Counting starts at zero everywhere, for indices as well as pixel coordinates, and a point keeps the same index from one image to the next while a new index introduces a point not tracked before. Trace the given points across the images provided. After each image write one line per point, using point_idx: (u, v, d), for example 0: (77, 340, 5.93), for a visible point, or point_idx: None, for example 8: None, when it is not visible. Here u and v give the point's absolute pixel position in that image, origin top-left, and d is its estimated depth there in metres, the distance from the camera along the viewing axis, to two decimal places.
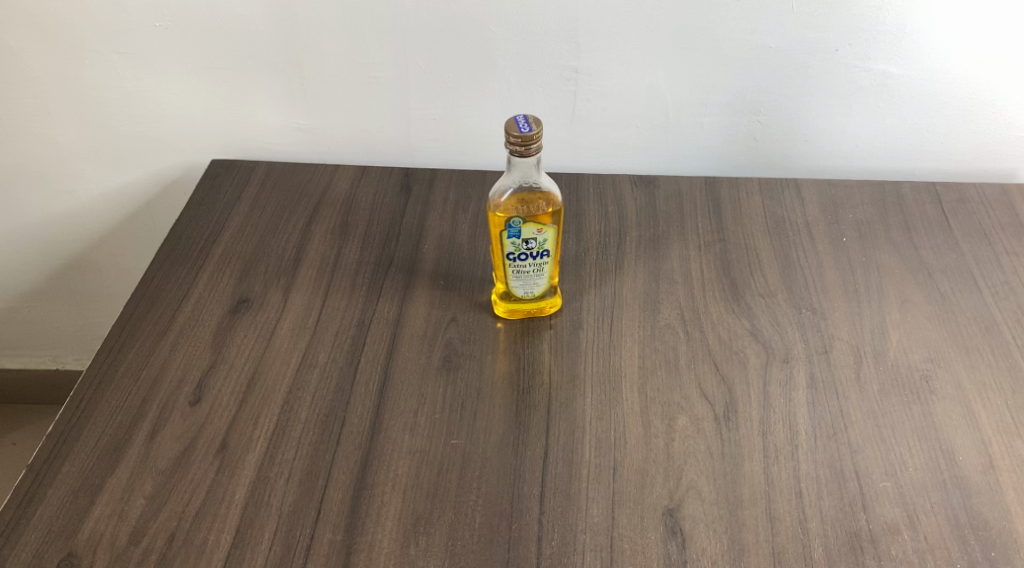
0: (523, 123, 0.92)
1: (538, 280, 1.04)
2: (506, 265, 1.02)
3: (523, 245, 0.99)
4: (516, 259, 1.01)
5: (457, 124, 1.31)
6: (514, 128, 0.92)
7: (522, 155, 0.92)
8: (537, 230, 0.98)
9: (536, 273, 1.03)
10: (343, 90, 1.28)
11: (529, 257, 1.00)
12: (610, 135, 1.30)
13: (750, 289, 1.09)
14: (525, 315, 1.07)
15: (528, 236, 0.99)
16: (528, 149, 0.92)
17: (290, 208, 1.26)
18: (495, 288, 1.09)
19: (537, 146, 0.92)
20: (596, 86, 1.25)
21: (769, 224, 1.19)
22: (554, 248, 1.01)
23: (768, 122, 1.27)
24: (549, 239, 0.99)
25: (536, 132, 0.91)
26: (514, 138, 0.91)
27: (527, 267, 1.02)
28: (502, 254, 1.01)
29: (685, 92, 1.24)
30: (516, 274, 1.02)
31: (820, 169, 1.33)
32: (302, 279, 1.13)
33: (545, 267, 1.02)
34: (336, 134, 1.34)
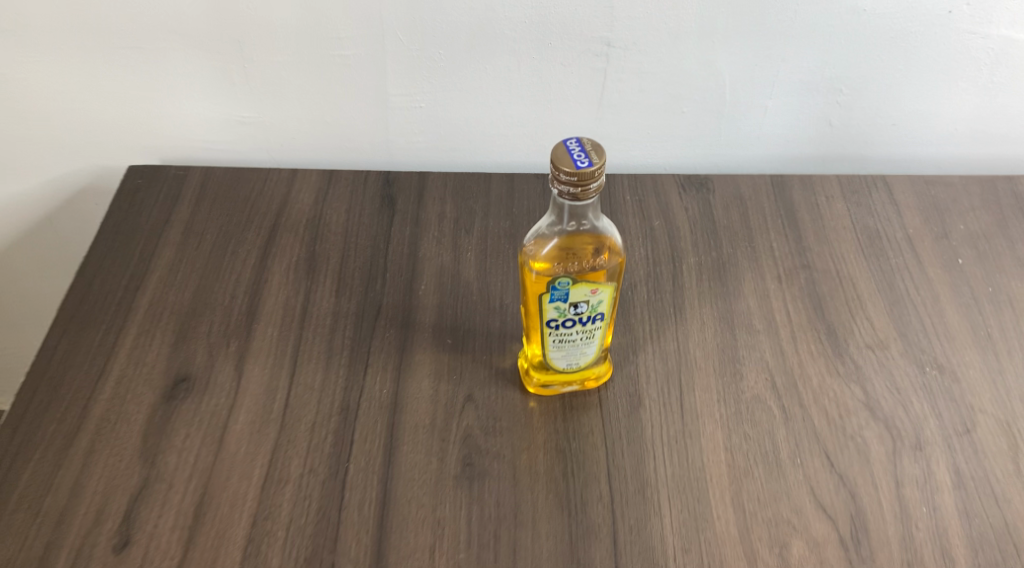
0: (577, 151, 0.64)
1: (585, 349, 0.76)
2: (544, 333, 0.75)
3: (569, 309, 0.72)
4: (557, 327, 0.74)
5: (451, 113, 1.01)
6: (564, 160, 0.64)
7: (575, 198, 0.64)
8: (591, 290, 0.71)
9: (583, 342, 0.75)
10: (300, 74, 0.97)
11: (576, 321, 0.73)
12: (647, 123, 1.02)
13: (853, 338, 0.84)
14: (565, 388, 0.81)
15: (579, 298, 0.71)
16: (583, 190, 0.64)
17: (236, 236, 0.95)
18: (524, 353, 0.82)
19: (597, 187, 0.64)
20: (633, 62, 0.95)
21: (861, 239, 0.94)
22: (609, 310, 0.74)
23: (850, 103, 1.00)
24: (604, 301, 0.72)
25: (596, 168, 0.63)
26: (565, 174, 0.63)
27: (573, 335, 0.74)
28: (539, 321, 0.74)
29: (748, 69, 0.96)
30: (556, 344, 0.75)
31: (906, 159, 1.06)
32: (260, 345, 0.85)
33: (595, 334, 0.75)
34: (291, 129, 1.03)
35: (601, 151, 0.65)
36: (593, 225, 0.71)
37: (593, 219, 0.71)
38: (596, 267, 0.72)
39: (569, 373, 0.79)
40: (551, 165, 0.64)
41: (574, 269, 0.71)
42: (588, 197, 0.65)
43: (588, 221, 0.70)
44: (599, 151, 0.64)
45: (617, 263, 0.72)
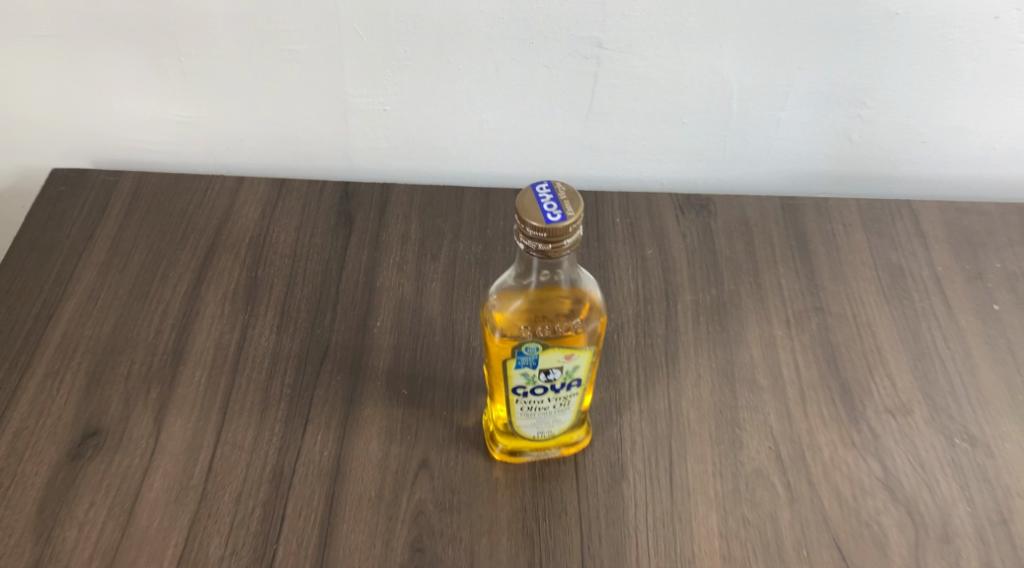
0: (548, 200, 0.53)
1: (559, 418, 0.65)
2: (510, 400, 0.63)
3: (539, 375, 0.61)
4: (526, 394, 0.62)
5: (418, 118, 0.88)
6: (532, 211, 0.53)
7: (546, 256, 0.54)
8: (565, 353, 0.59)
9: (556, 410, 0.64)
10: (244, 69, 0.84)
11: (548, 388, 0.62)
12: (642, 134, 0.89)
13: (871, 400, 0.73)
14: (538, 456, 0.69)
15: (551, 363, 0.60)
16: (554, 247, 0.53)
17: (167, 257, 0.83)
18: (489, 413, 0.70)
19: (571, 245, 0.53)
20: (628, 67, 0.83)
21: (882, 277, 0.82)
22: (587, 375, 0.63)
23: (874, 117, 0.87)
24: (581, 366, 0.61)
25: (570, 222, 0.52)
26: (532, 229, 0.52)
27: (544, 402, 0.63)
28: (504, 386, 0.62)
29: (760, 78, 0.83)
30: (524, 412, 0.64)
31: (934, 180, 0.94)
32: (184, 393, 0.73)
33: (571, 401, 0.64)
34: (236, 131, 0.90)
35: (578, 201, 0.54)
36: (569, 280, 0.59)
37: (569, 274, 0.59)
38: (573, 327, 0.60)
39: (542, 440, 0.68)
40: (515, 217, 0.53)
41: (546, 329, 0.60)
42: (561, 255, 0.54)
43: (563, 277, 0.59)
44: (575, 200, 0.53)
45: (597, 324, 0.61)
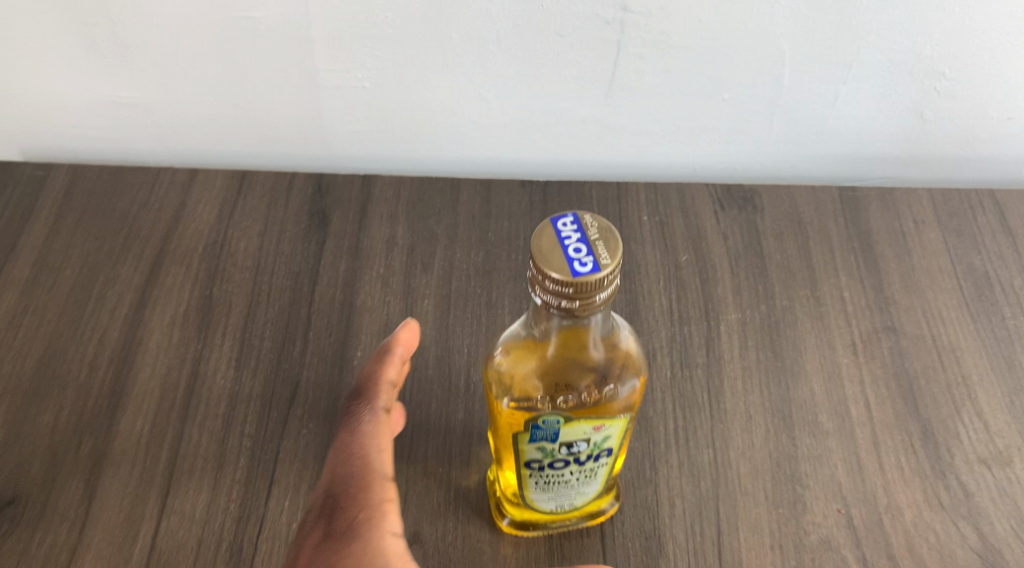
0: (574, 241, 0.41)
1: (582, 493, 0.52)
2: (521, 473, 0.50)
3: (559, 448, 0.48)
4: (542, 469, 0.49)
5: (404, 98, 0.73)
6: (554, 257, 0.40)
7: (571, 316, 0.41)
8: (594, 424, 0.47)
9: (580, 484, 0.51)
10: (191, 41, 0.69)
11: (570, 463, 0.49)
12: (673, 114, 0.74)
13: (960, 447, 0.60)
14: (558, 527, 0.57)
15: (574, 435, 0.47)
16: (582, 305, 0.40)
17: (105, 272, 0.69)
18: (495, 476, 0.57)
19: (605, 301, 0.40)
20: (659, 34, 0.67)
21: (965, 287, 0.68)
22: (620, 445, 0.50)
23: (954, 91, 0.72)
24: (613, 437, 0.48)
25: (604, 272, 0.39)
26: (554, 282, 0.40)
27: (565, 477, 0.50)
28: (514, 460, 0.50)
29: (820, 45, 0.68)
30: (540, 487, 0.51)
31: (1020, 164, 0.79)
32: (122, 448, 0.60)
33: (599, 474, 0.51)
34: (187, 115, 0.75)
35: (613, 241, 0.41)
36: (597, 335, 0.46)
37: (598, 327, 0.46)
38: (603, 393, 0.47)
39: (562, 511, 0.55)
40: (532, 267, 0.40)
41: (567, 396, 0.47)
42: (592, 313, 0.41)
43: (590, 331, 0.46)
44: (609, 241, 0.41)
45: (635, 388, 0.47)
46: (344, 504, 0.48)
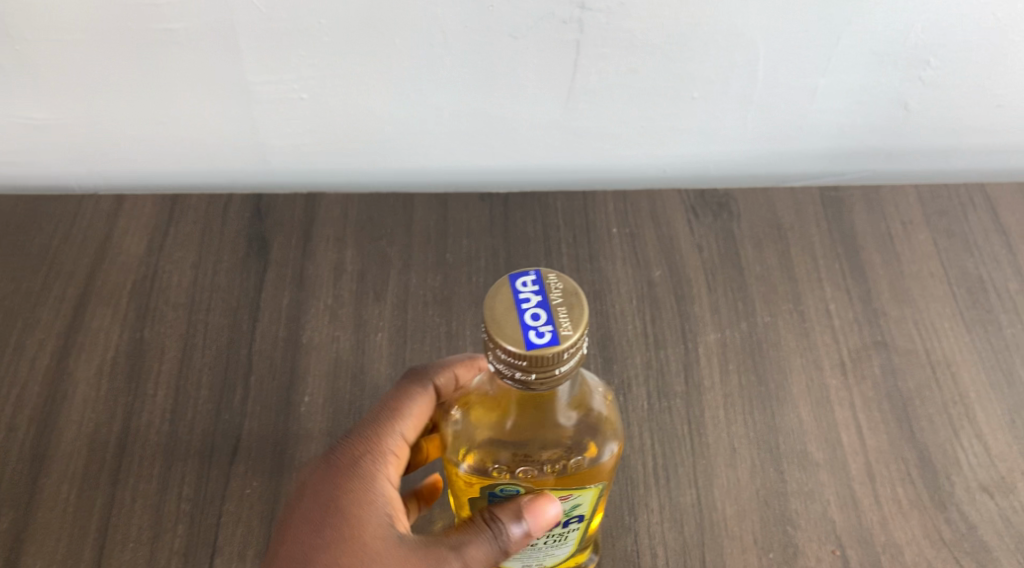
0: (533, 308, 0.38)
1: (551, 555, 0.49)
2: None
3: None
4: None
5: (345, 109, 0.66)
6: (509, 325, 0.38)
7: (528, 388, 0.39)
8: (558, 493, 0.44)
9: (549, 548, 0.48)
10: (102, 56, 0.62)
11: None
12: (638, 115, 0.68)
13: (959, 474, 0.56)
14: None
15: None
16: (540, 378, 0.38)
17: (24, 316, 0.63)
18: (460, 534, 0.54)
19: (565, 373, 0.38)
20: (622, 32, 0.61)
21: (958, 294, 0.64)
22: (591, 508, 0.47)
23: (940, 78, 0.66)
24: (582, 500, 0.45)
25: (563, 346, 0.37)
26: (507, 353, 0.37)
27: (531, 539, 0.47)
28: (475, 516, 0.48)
29: (796, 38, 0.63)
30: None
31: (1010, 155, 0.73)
32: (46, 520, 0.54)
33: (569, 539, 0.48)
34: (108, 136, 0.68)
35: (577, 311, 0.39)
36: (562, 402, 0.43)
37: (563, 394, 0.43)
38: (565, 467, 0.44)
39: None
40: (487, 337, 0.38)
41: (527, 469, 0.44)
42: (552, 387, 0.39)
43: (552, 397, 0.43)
44: (573, 311, 0.38)
45: (601, 463, 0.44)
46: (363, 441, 0.49)
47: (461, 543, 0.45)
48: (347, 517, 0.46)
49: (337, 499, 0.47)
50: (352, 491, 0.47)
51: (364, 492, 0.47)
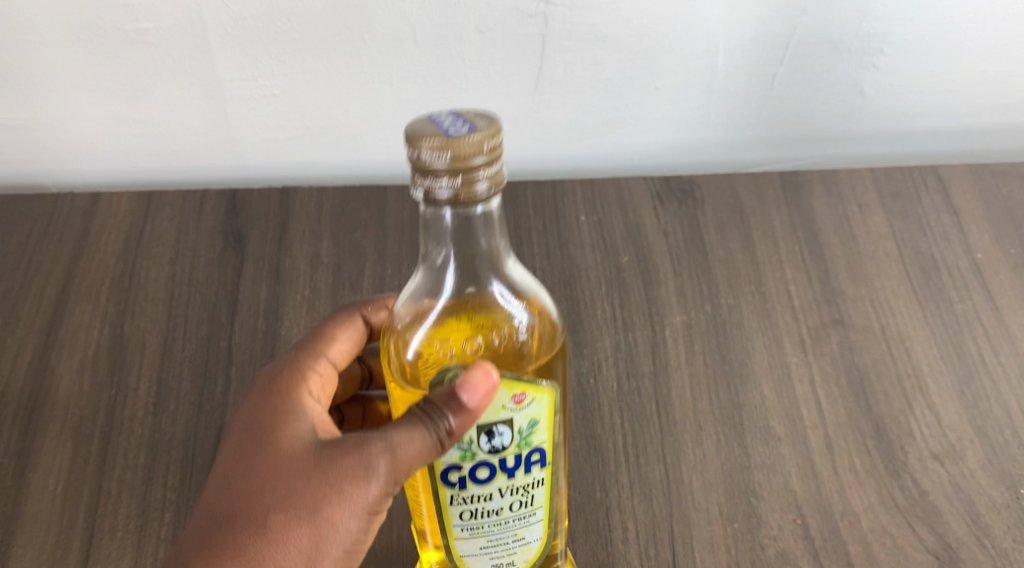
0: (450, 121, 0.41)
1: (518, 518, 0.48)
2: (443, 494, 0.47)
3: (483, 443, 0.45)
4: (466, 485, 0.46)
5: (314, 105, 0.67)
6: (427, 133, 0.40)
7: (454, 196, 0.40)
8: (514, 394, 0.44)
9: (513, 500, 0.47)
10: (77, 55, 0.64)
11: (497, 467, 0.46)
12: (602, 106, 0.69)
13: (912, 444, 0.59)
14: None
15: (493, 415, 0.44)
16: (465, 179, 0.40)
17: (5, 313, 0.64)
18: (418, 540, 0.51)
19: (487, 172, 0.40)
20: (586, 25, 0.64)
21: (912, 272, 0.66)
22: (552, 446, 0.47)
23: (894, 65, 0.68)
24: (540, 423, 0.45)
25: (478, 136, 0.39)
26: (427, 151, 0.39)
27: (493, 492, 0.47)
28: (429, 474, 0.46)
29: (754, 28, 0.65)
30: (466, 509, 0.47)
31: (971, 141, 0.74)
32: (34, 511, 0.56)
33: (533, 490, 0.47)
34: (78, 133, 0.69)
35: (488, 120, 0.41)
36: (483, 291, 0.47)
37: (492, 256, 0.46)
38: (513, 335, 0.47)
39: (501, 553, 0.49)
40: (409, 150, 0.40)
41: (477, 338, 0.47)
42: (482, 193, 0.41)
43: (483, 256, 0.46)
44: (484, 120, 0.41)
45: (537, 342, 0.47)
46: (283, 367, 0.51)
47: (385, 429, 0.44)
48: (263, 426, 0.46)
49: (256, 416, 0.47)
50: (270, 406, 0.47)
51: (282, 402, 0.48)
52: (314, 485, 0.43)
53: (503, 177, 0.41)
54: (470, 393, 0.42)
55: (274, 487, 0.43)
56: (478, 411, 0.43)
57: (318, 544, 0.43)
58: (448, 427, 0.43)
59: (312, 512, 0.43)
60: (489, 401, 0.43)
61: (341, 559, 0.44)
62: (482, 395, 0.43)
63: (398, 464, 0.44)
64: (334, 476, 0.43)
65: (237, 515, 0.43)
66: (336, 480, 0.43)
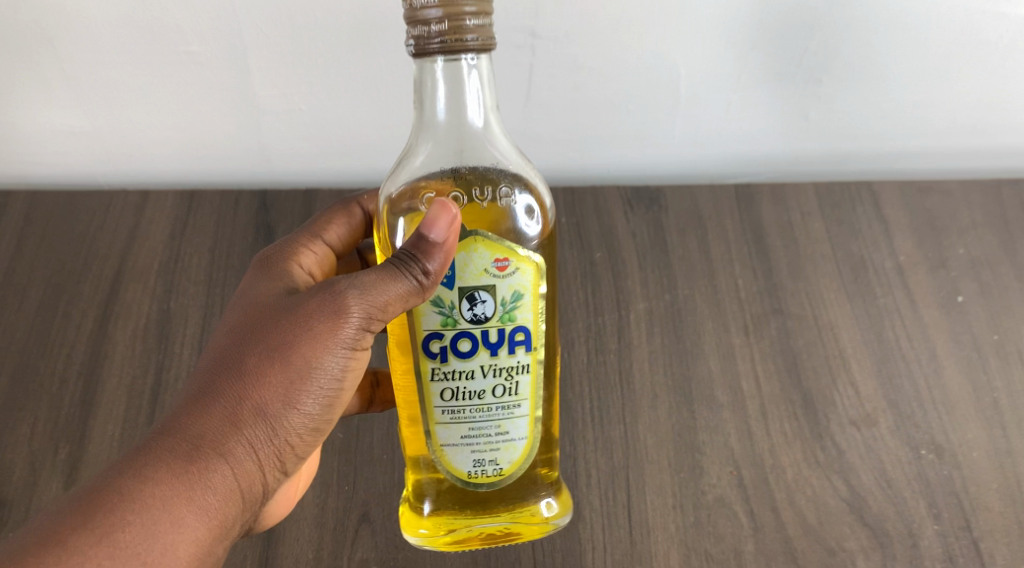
0: None
1: (498, 401, 0.57)
2: (430, 369, 0.56)
3: (465, 310, 0.55)
4: (449, 356, 0.56)
5: (337, 120, 0.78)
6: None
7: (445, 33, 0.49)
8: (497, 258, 0.54)
9: (492, 379, 0.56)
10: (136, 73, 0.76)
11: (478, 338, 0.55)
12: (582, 123, 0.80)
13: (835, 412, 0.70)
14: (477, 466, 0.58)
15: (477, 280, 0.54)
16: (453, 21, 0.48)
17: (69, 290, 0.76)
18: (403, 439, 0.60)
19: (472, 16, 0.49)
20: (566, 55, 0.76)
21: (843, 271, 0.77)
22: (533, 332, 0.56)
23: (833, 95, 0.79)
24: (521, 301, 0.55)
25: None
26: (420, 0, 0.48)
27: (474, 368, 0.56)
28: (416, 342, 0.56)
29: (708, 61, 0.77)
30: (449, 383, 0.56)
31: (906, 165, 0.84)
32: (96, 453, 0.69)
33: (512, 373, 0.56)
34: (133, 140, 0.80)
35: None
36: (467, 164, 0.56)
37: (472, 112, 0.55)
38: (489, 197, 0.55)
39: (480, 438, 0.57)
40: (405, 8, 0.49)
41: (458, 193, 0.55)
42: (468, 39, 0.49)
43: (467, 128, 0.56)
44: None
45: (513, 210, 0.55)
46: (275, 252, 0.61)
47: (352, 275, 0.53)
48: (249, 296, 0.56)
49: (245, 291, 0.57)
50: (257, 281, 0.57)
51: (267, 277, 0.57)
52: (288, 334, 0.52)
53: (489, 33, 0.50)
54: (436, 228, 0.52)
55: (253, 338, 0.53)
56: (440, 245, 0.52)
57: (290, 381, 0.53)
58: (421, 267, 0.52)
59: (285, 350, 0.52)
60: (455, 236, 0.53)
61: (316, 397, 0.54)
62: (447, 229, 0.52)
63: (365, 308, 0.53)
64: (304, 319, 0.53)
65: (221, 365, 0.52)
66: (308, 328, 0.53)
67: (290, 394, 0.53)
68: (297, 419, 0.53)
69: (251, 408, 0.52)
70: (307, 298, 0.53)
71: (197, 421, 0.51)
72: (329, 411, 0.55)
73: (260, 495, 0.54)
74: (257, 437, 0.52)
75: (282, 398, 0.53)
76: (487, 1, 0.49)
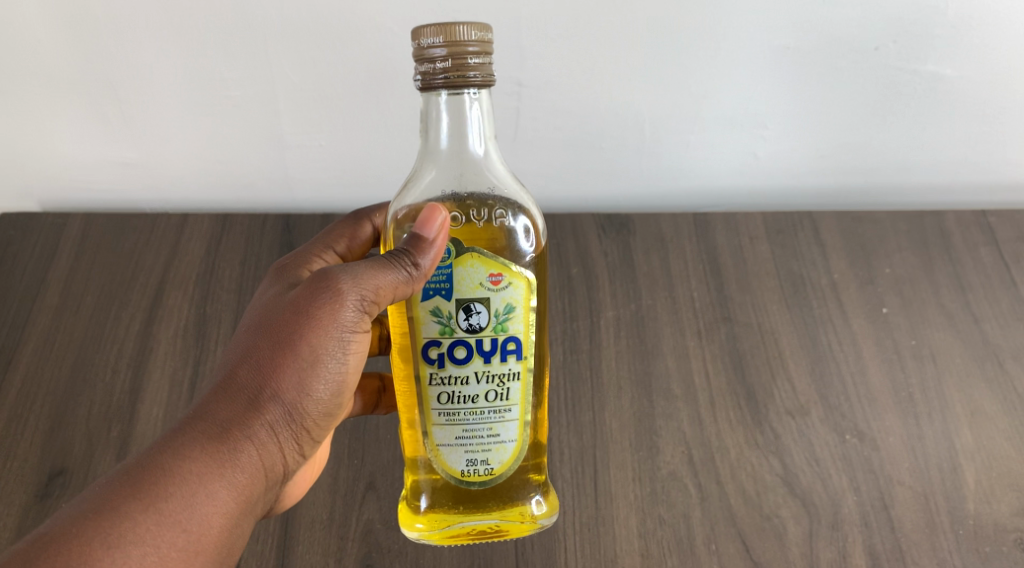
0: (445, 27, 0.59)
1: (492, 404, 0.63)
2: (428, 373, 0.62)
3: (461, 319, 0.61)
4: (446, 362, 0.62)
5: (352, 156, 0.91)
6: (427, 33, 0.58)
7: (447, 67, 0.58)
8: (492, 273, 0.61)
9: (486, 383, 0.62)
10: (181, 114, 0.89)
11: (473, 345, 0.62)
12: (562, 161, 0.91)
13: (773, 403, 0.83)
14: (471, 465, 0.63)
15: (473, 293, 0.61)
16: (456, 58, 0.58)
17: (119, 297, 0.89)
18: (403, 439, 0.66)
19: (473, 52, 0.58)
20: (546, 102, 0.87)
21: (785, 287, 0.89)
22: (524, 341, 0.63)
23: (778, 136, 0.90)
24: (513, 311, 0.62)
25: (466, 27, 0.57)
26: (427, 40, 0.57)
27: (470, 373, 0.62)
28: (416, 349, 0.62)
29: (665, 109, 0.88)
30: (445, 387, 0.62)
31: (849, 196, 0.94)
32: (143, 430, 0.83)
33: (504, 379, 0.63)
34: (176, 170, 0.92)
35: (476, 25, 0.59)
36: (468, 186, 0.63)
37: (472, 143, 0.63)
38: (485, 218, 0.63)
39: (474, 439, 0.63)
40: (413, 46, 0.58)
41: (456, 214, 0.63)
42: (469, 75, 0.58)
43: (470, 155, 0.63)
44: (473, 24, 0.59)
45: (506, 227, 0.62)
46: (290, 265, 0.69)
47: (348, 266, 0.60)
48: (261, 306, 0.63)
49: (258, 303, 0.64)
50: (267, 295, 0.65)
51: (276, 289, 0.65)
52: (297, 324, 0.59)
53: (489, 69, 0.59)
54: (427, 227, 0.60)
55: (266, 333, 0.60)
56: (427, 237, 0.60)
57: (303, 367, 0.59)
58: (412, 260, 0.59)
59: (296, 338, 0.59)
60: (444, 235, 0.60)
61: (326, 381, 0.60)
62: (437, 229, 0.60)
63: (360, 292, 0.59)
64: (310, 310, 0.60)
65: (240, 359, 0.59)
66: (312, 317, 0.59)
67: (304, 379, 0.59)
68: (310, 403, 0.60)
69: (269, 393, 0.58)
70: (310, 291, 0.60)
71: (222, 408, 0.57)
72: (339, 396, 0.62)
73: (282, 476, 0.60)
74: (277, 418, 0.59)
75: (296, 384, 0.59)
76: (488, 40, 0.59)
